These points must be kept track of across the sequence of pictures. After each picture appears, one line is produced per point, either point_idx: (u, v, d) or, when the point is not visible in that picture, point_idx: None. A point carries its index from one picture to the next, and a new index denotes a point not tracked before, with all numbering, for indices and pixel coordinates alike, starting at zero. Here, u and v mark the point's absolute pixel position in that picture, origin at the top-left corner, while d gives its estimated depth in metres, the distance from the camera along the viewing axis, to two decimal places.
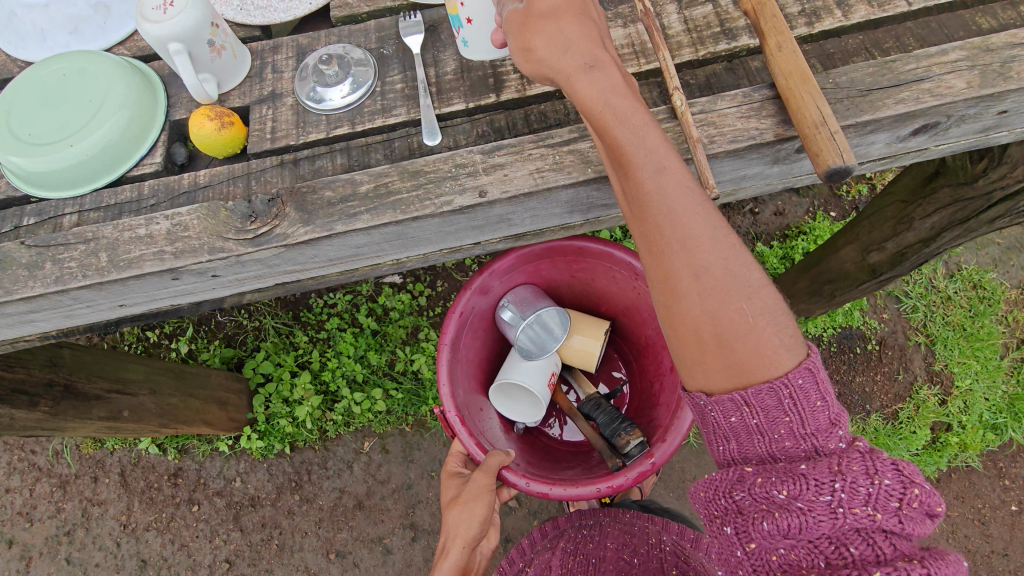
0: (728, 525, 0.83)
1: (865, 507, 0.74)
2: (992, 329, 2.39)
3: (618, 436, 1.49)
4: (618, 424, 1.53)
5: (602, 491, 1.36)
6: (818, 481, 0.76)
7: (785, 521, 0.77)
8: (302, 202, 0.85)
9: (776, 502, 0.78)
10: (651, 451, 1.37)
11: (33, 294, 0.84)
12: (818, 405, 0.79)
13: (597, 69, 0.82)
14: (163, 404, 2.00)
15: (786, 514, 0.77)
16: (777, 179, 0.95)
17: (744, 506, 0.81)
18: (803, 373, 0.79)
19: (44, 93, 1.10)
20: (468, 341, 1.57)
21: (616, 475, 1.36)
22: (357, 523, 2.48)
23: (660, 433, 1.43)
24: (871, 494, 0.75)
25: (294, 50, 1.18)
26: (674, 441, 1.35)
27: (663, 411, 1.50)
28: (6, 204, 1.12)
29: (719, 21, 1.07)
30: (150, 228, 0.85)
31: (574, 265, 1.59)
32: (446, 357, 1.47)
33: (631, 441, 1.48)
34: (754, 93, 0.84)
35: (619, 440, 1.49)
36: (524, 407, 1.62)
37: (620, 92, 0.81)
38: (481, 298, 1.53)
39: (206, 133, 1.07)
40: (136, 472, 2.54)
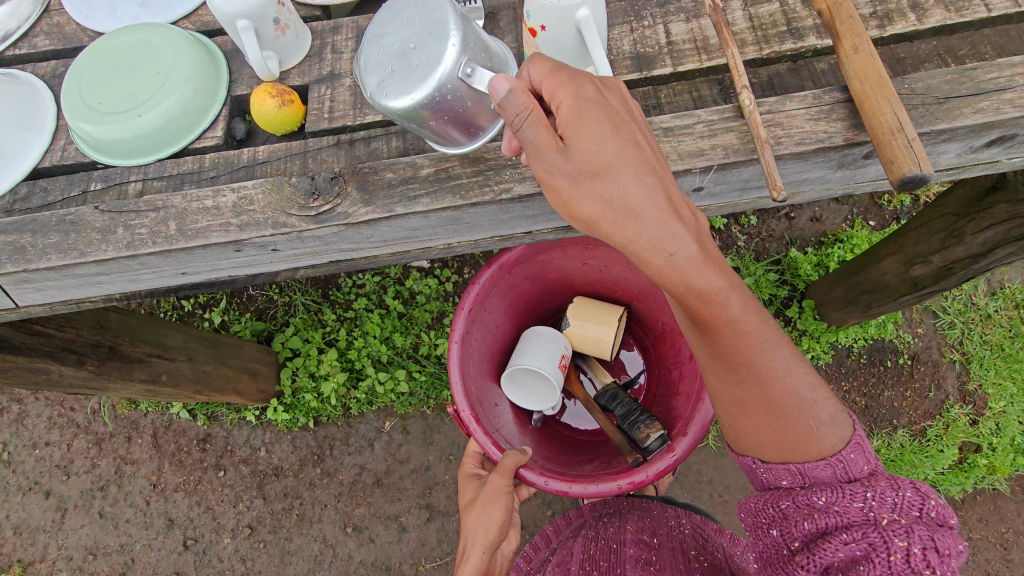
0: (775, 529, 0.87)
1: (892, 514, 0.77)
2: None
3: (638, 429, 1.50)
4: (636, 416, 1.54)
5: (622, 488, 1.35)
6: (852, 491, 0.81)
7: (822, 519, 0.81)
8: (363, 182, 0.87)
9: (815, 507, 0.83)
10: (672, 446, 1.35)
11: (105, 258, 0.87)
12: (868, 454, 0.85)
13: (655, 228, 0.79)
14: (201, 370, 2.07)
15: (824, 515, 0.81)
16: (838, 184, 0.93)
17: (788, 512, 0.86)
18: (853, 447, 0.85)
19: (112, 63, 1.13)
20: (478, 336, 1.55)
21: (637, 471, 1.36)
22: (374, 500, 2.54)
23: (680, 426, 1.42)
24: (897, 501, 0.78)
25: (354, 31, 1.19)
26: (695, 434, 1.34)
27: (682, 401, 1.49)
28: (74, 169, 1.17)
29: (785, 20, 1.05)
30: (217, 200, 0.88)
31: (588, 252, 1.59)
32: (457, 354, 1.44)
33: (651, 434, 1.47)
34: (824, 95, 0.82)
35: (639, 433, 1.49)
36: (536, 385, 1.63)
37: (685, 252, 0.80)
38: (492, 288, 1.52)
39: (268, 109, 1.09)
40: (168, 435, 2.64)
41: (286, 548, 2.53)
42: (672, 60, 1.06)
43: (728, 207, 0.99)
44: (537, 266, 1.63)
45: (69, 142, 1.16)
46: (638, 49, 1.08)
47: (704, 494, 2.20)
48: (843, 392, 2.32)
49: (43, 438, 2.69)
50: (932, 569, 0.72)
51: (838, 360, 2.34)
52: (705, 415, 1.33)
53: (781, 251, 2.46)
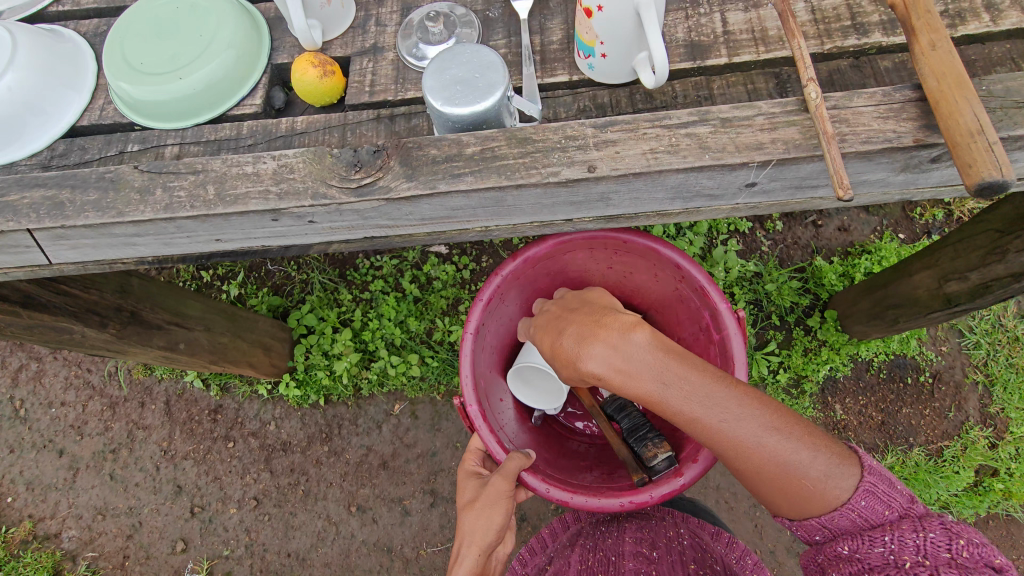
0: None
1: (914, 555, 0.85)
2: None
3: (644, 447, 1.41)
4: (642, 432, 1.46)
5: (624, 506, 1.32)
6: (872, 538, 0.90)
7: (848, 566, 0.91)
8: (407, 156, 0.84)
9: (842, 556, 0.92)
10: (680, 471, 1.32)
11: (142, 219, 0.86)
12: (885, 497, 0.93)
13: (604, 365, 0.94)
14: (216, 341, 2.07)
15: (848, 563, 0.91)
16: (896, 189, 0.89)
17: (825, 564, 0.95)
18: (862, 494, 0.93)
19: (156, 23, 1.12)
20: (490, 327, 1.52)
21: (640, 491, 1.32)
22: (379, 481, 2.55)
23: (690, 450, 1.38)
24: (917, 544, 0.86)
25: (399, 5, 1.17)
26: (706, 460, 1.30)
27: None
28: (112, 130, 1.16)
29: (850, 14, 1.01)
30: (257, 166, 0.86)
31: (614, 256, 1.54)
32: (469, 345, 1.43)
33: (659, 454, 1.38)
34: (894, 93, 0.78)
35: (645, 451, 1.40)
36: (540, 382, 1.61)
37: (641, 372, 0.93)
38: (511, 282, 1.48)
39: (309, 79, 1.07)
40: (180, 403, 2.67)
41: (289, 522, 2.55)
42: (728, 50, 1.02)
43: (777, 206, 0.95)
44: (560, 263, 1.57)
45: (108, 102, 1.16)
46: (693, 37, 1.04)
47: (710, 500, 2.18)
48: (860, 406, 2.27)
49: (59, 397, 2.73)
50: None
51: (857, 373, 2.29)
52: None
53: (806, 259, 2.41)
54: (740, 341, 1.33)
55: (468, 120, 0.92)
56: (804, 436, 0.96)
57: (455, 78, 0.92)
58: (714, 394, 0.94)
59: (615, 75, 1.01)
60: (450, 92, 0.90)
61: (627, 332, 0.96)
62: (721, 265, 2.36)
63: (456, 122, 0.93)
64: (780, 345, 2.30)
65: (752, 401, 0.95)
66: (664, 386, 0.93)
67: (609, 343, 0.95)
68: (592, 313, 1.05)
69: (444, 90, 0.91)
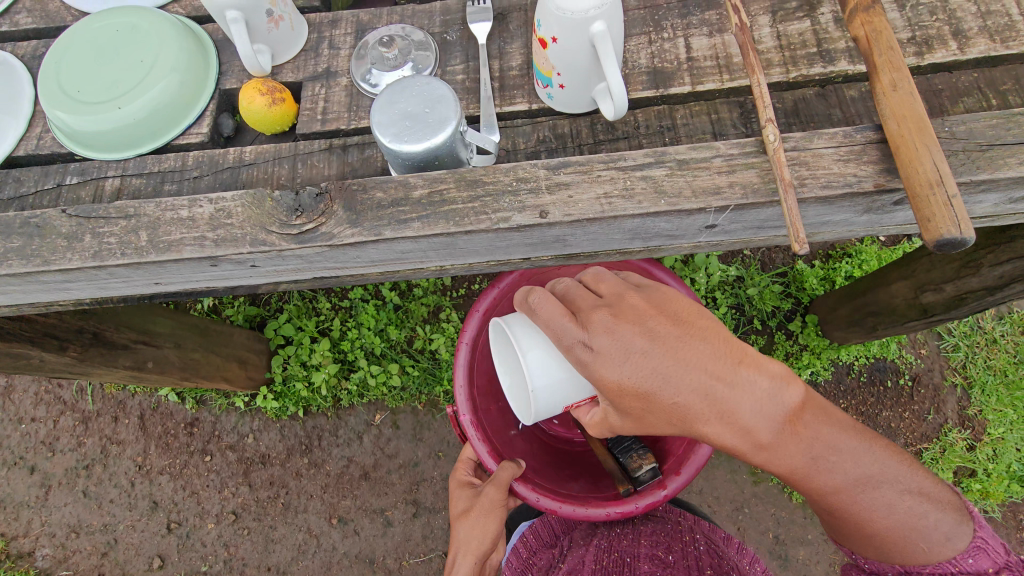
0: None
1: None
2: None
3: (630, 457, 1.38)
4: (629, 443, 1.42)
5: (611, 515, 1.34)
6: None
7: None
8: (350, 200, 0.80)
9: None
10: (663, 482, 1.34)
11: (70, 267, 0.81)
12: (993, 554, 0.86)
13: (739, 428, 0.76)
14: (188, 358, 2.01)
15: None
16: (862, 228, 0.86)
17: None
18: (971, 551, 0.85)
19: (96, 49, 1.06)
20: (488, 339, 1.53)
21: (626, 501, 1.34)
22: (361, 493, 2.51)
23: (672, 462, 1.39)
24: None
25: (354, 26, 1.12)
26: (689, 473, 1.32)
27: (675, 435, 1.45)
28: (51, 160, 1.10)
29: (816, 40, 0.98)
30: (193, 210, 0.81)
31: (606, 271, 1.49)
32: (464, 355, 1.44)
33: (643, 465, 1.37)
34: (855, 134, 0.75)
35: (630, 462, 1.38)
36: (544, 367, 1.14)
37: (782, 433, 0.77)
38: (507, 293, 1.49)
39: (256, 108, 1.02)
40: (155, 417, 2.60)
41: (269, 536, 2.50)
42: (691, 78, 0.99)
43: (741, 243, 0.92)
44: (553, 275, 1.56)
45: (46, 130, 1.10)
46: (655, 63, 1.01)
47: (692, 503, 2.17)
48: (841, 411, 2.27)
49: (29, 413, 2.65)
50: None
51: (837, 378, 2.28)
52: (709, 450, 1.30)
53: (787, 263, 2.39)
54: None
55: (420, 157, 0.88)
56: (934, 493, 0.87)
57: (405, 113, 0.87)
58: (858, 457, 0.82)
59: (574, 105, 0.97)
60: (399, 129, 0.86)
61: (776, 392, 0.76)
62: (703, 272, 2.34)
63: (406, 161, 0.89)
64: (762, 350, 2.29)
65: (892, 460, 0.84)
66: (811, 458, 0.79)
67: (754, 400, 0.75)
68: (717, 353, 0.76)
69: (392, 125, 0.87)
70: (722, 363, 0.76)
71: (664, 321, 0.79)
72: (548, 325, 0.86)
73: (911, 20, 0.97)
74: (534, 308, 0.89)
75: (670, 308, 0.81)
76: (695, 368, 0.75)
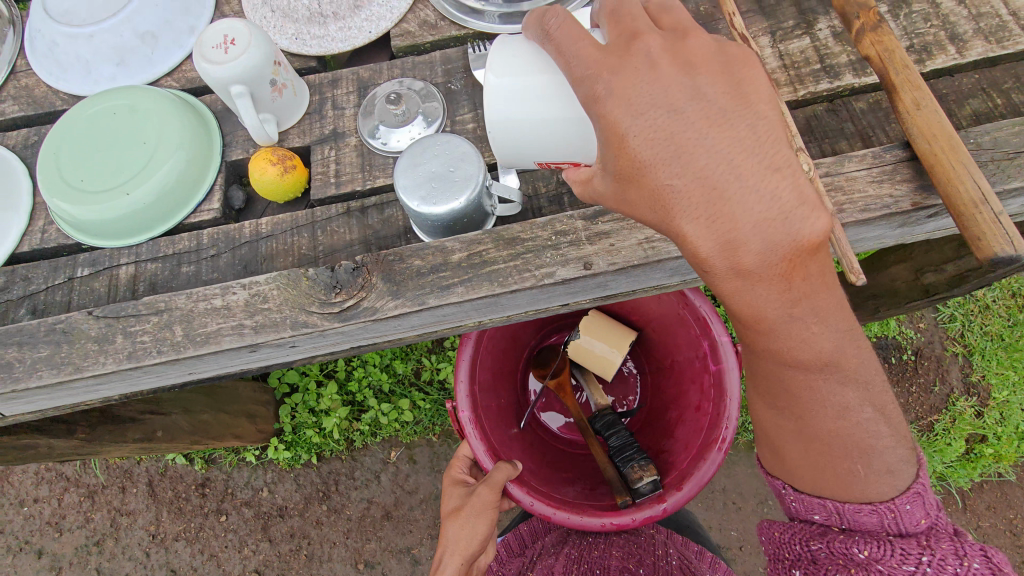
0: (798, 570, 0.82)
1: None
2: None
3: (631, 467, 1.26)
4: (630, 452, 1.30)
5: (606, 527, 1.20)
6: (904, 551, 0.73)
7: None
8: (389, 271, 0.79)
9: (853, 560, 0.75)
10: (663, 496, 1.21)
11: (105, 371, 0.78)
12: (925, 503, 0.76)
13: (732, 241, 0.61)
14: (197, 422, 1.88)
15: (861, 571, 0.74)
16: (894, 239, 0.87)
17: (819, 557, 0.79)
18: (909, 497, 0.75)
19: (95, 134, 1.02)
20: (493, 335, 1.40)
21: (622, 513, 1.20)
22: (385, 534, 2.41)
23: (673, 476, 1.27)
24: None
25: (355, 84, 1.11)
26: (690, 491, 1.20)
27: (678, 447, 1.34)
28: (58, 252, 1.06)
29: (818, 57, 1.00)
30: (226, 298, 0.79)
31: None
32: (469, 351, 1.31)
33: (644, 477, 1.25)
34: (884, 154, 0.77)
35: (630, 473, 1.26)
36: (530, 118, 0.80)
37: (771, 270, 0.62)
38: None
39: (269, 178, 1.00)
40: (164, 482, 2.49)
41: None
42: None
43: None
44: None
45: (48, 222, 1.06)
46: None
47: (716, 504, 2.00)
48: None
49: (31, 494, 2.52)
50: None
51: None
52: (712, 464, 1.20)
53: None
54: (737, 374, 1.24)
55: (447, 218, 0.87)
56: (892, 409, 0.77)
57: (430, 175, 0.86)
58: (844, 339, 0.70)
59: None
60: (427, 192, 0.85)
61: (789, 228, 0.59)
62: None
63: (435, 223, 0.89)
64: None
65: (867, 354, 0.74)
66: (793, 311, 0.66)
67: (761, 214, 0.59)
68: (747, 151, 0.59)
69: (415, 188, 0.86)
70: (743, 168, 0.59)
71: (720, 92, 0.61)
72: (559, 53, 0.67)
73: (907, 28, 0.99)
74: (551, 33, 0.67)
75: (731, 73, 0.62)
76: (718, 166, 0.60)
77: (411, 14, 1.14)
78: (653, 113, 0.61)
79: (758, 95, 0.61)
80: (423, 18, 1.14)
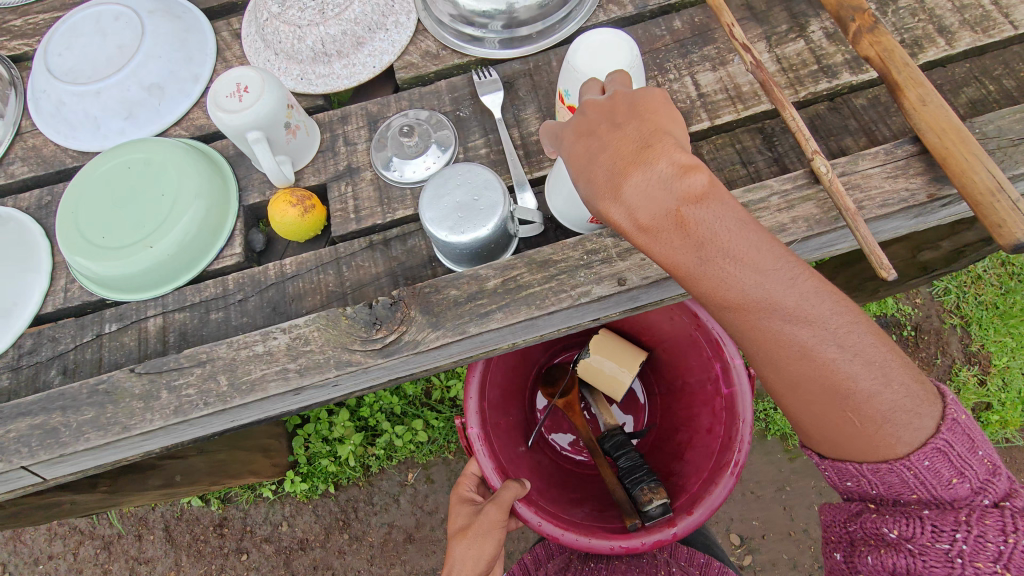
0: (838, 551, 0.82)
1: (991, 563, 0.66)
2: None
3: (640, 490, 1.19)
4: (640, 473, 1.23)
5: (614, 550, 1.15)
6: (937, 528, 0.70)
7: (892, 558, 0.73)
8: (426, 303, 0.80)
9: (886, 539, 0.74)
10: (673, 520, 1.15)
11: (153, 428, 0.79)
12: (958, 461, 0.70)
13: (628, 206, 0.71)
14: (212, 462, 1.71)
15: (894, 553, 0.73)
16: (908, 228, 0.90)
17: (856, 537, 0.79)
18: (929, 453, 0.69)
19: (112, 190, 1.02)
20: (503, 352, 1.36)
21: (631, 535, 1.15)
22: (409, 557, 2.16)
23: (684, 499, 1.21)
24: (1001, 551, 0.66)
25: (365, 118, 1.12)
26: (702, 515, 1.14)
27: (689, 469, 1.27)
28: (83, 309, 1.07)
29: (814, 58, 1.03)
30: (268, 344, 0.80)
31: None
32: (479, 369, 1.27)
33: (653, 500, 1.17)
34: (895, 149, 0.80)
35: (640, 496, 1.18)
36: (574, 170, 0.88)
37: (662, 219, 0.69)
38: None
39: (289, 220, 1.02)
40: (181, 526, 2.23)
41: None
42: (708, 113, 1.03)
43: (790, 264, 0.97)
44: None
45: (71, 280, 1.06)
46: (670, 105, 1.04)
47: (736, 496, 1.93)
48: None
49: (45, 551, 2.26)
50: None
51: None
52: (724, 490, 1.14)
53: None
54: (749, 395, 1.19)
55: (472, 247, 0.89)
56: (874, 349, 0.69)
57: (455, 205, 0.88)
58: (772, 278, 0.68)
59: None
60: (458, 224, 0.87)
61: (664, 184, 0.69)
62: None
63: (469, 253, 0.90)
64: None
65: (817, 293, 0.69)
66: (702, 256, 0.69)
67: (640, 181, 0.70)
68: (630, 140, 0.72)
69: (449, 220, 0.87)
70: (625, 150, 0.72)
71: (623, 113, 0.75)
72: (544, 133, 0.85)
73: (897, 24, 1.02)
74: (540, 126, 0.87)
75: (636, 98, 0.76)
76: (609, 156, 0.73)
77: (413, 46, 1.16)
78: (577, 139, 0.77)
79: (657, 107, 0.75)
80: (425, 49, 1.16)
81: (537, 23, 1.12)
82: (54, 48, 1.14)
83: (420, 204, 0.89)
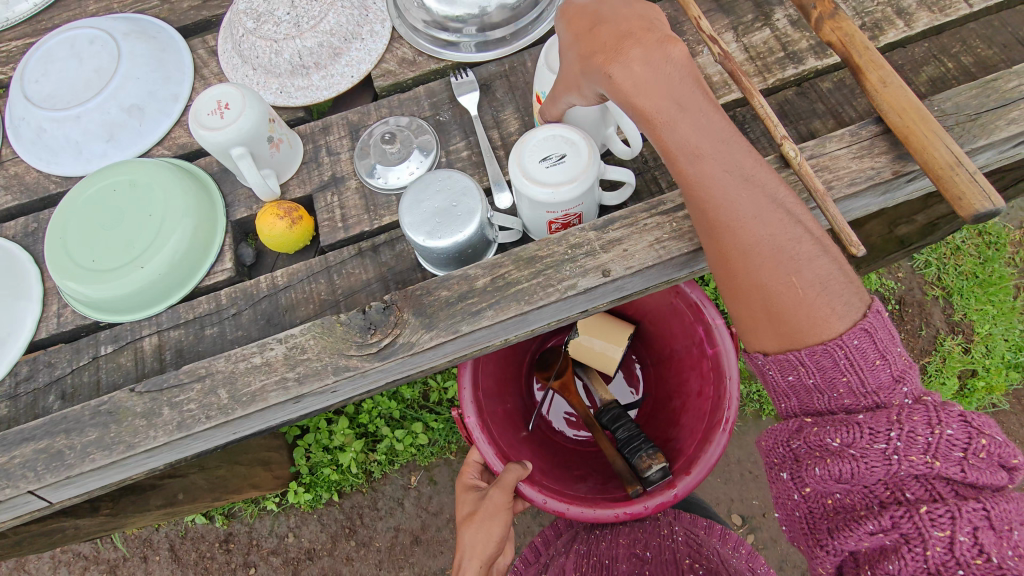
0: (785, 471, 0.82)
1: (923, 455, 0.69)
2: (1004, 272, 2.04)
3: (638, 457, 1.23)
4: (637, 442, 1.27)
5: (620, 518, 1.17)
6: (873, 430, 0.72)
7: (837, 466, 0.74)
8: (419, 305, 0.83)
9: (829, 449, 0.75)
10: (673, 482, 1.17)
11: (157, 445, 0.81)
12: (881, 348, 0.76)
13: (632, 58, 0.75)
14: (212, 477, 1.69)
15: (838, 461, 0.74)
16: (879, 204, 0.93)
17: (800, 454, 0.79)
18: (859, 333, 0.75)
19: (99, 211, 1.03)
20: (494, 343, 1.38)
21: (634, 502, 1.18)
22: (417, 559, 2.17)
23: (682, 462, 1.24)
24: (931, 442, 0.69)
25: (346, 128, 1.14)
26: (700, 474, 1.16)
27: (685, 434, 1.30)
28: (78, 333, 1.07)
29: (780, 45, 1.07)
30: (265, 354, 0.83)
31: None
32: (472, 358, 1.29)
33: (653, 465, 1.22)
34: (861, 130, 0.84)
35: (639, 463, 1.23)
36: (569, 164, 0.83)
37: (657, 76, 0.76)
38: None
39: (278, 233, 1.03)
40: (186, 544, 2.23)
41: None
42: None
43: None
44: None
45: (63, 305, 1.07)
46: None
47: (735, 476, 1.97)
48: None
49: None
50: (984, 553, 0.65)
51: None
52: (718, 449, 1.16)
53: None
54: (734, 352, 1.21)
55: (452, 251, 0.91)
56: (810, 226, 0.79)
57: (435, 210, 0.90)
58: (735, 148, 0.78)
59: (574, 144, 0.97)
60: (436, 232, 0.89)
61: (662, 52, 0.76)
62: None
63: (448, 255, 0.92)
64: None
65: (765, 168, 0.79)
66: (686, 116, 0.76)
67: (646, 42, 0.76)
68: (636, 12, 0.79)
69: (429, 225, 0.89)
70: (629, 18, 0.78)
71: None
72: None
73: (858, 8, 1.06)
74: None
75: None
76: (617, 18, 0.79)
77: (389, 54, 1.18)
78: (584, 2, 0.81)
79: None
80: (401, 56, 1.18)
81: (509, 26, 1.14)
82: (30, 74, 1.15)
83: (401, 203, 0.91)
